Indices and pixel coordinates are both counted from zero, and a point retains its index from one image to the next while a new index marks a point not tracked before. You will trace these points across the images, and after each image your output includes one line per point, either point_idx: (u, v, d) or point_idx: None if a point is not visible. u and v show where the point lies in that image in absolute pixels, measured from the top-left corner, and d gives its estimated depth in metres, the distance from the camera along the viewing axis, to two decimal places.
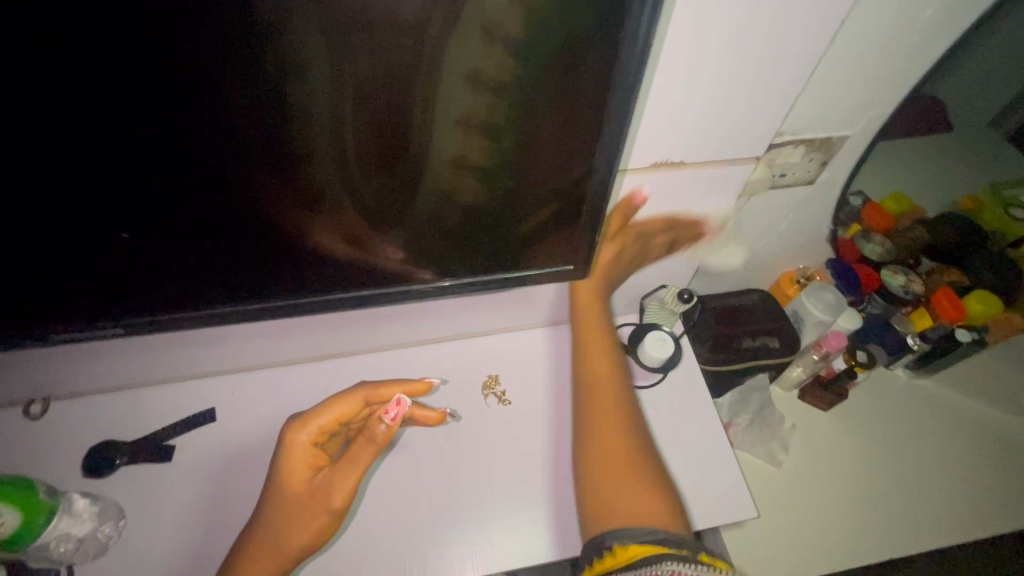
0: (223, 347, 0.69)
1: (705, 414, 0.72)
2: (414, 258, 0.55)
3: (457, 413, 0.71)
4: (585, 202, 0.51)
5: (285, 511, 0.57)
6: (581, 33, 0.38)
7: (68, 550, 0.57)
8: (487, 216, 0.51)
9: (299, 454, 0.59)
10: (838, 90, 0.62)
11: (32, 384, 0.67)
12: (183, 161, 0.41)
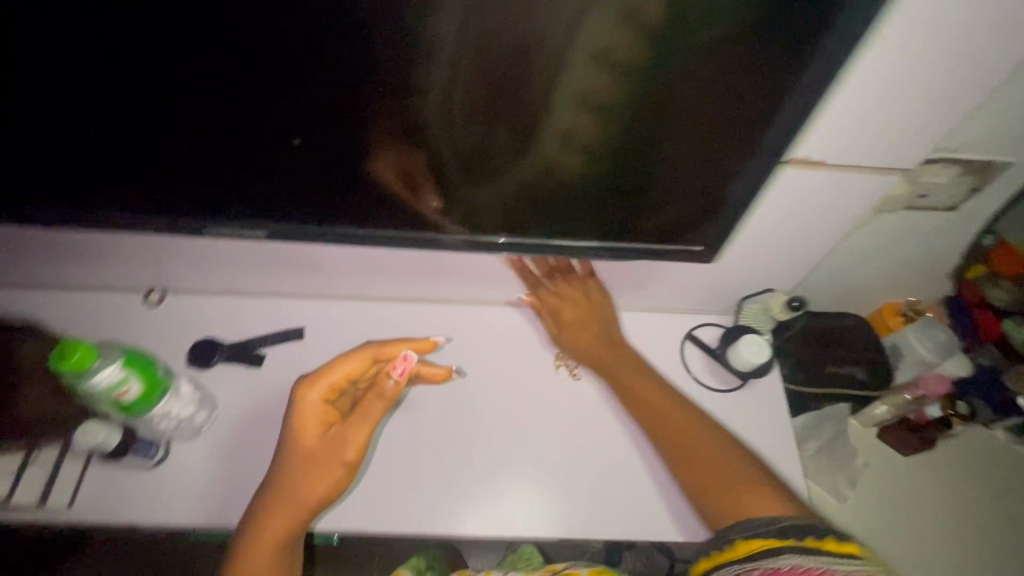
0: (322, 272, 0.73)
1: (782, 430, 0.69)
2: (458, 213, 0.56)
3: (462, 369, 0.72)
4: (662, 192, 0.53)
5: (300, 465, 0.58)
6: (720, 31, 0.40)
7: (168, 427, 0.62)
8: (562, 188, 0.53)
9: (310, 410, 0.59)
10: (1010, 113, 0.56)
11: (154, 274, 0.73)
12: (319, 85, 0.44)
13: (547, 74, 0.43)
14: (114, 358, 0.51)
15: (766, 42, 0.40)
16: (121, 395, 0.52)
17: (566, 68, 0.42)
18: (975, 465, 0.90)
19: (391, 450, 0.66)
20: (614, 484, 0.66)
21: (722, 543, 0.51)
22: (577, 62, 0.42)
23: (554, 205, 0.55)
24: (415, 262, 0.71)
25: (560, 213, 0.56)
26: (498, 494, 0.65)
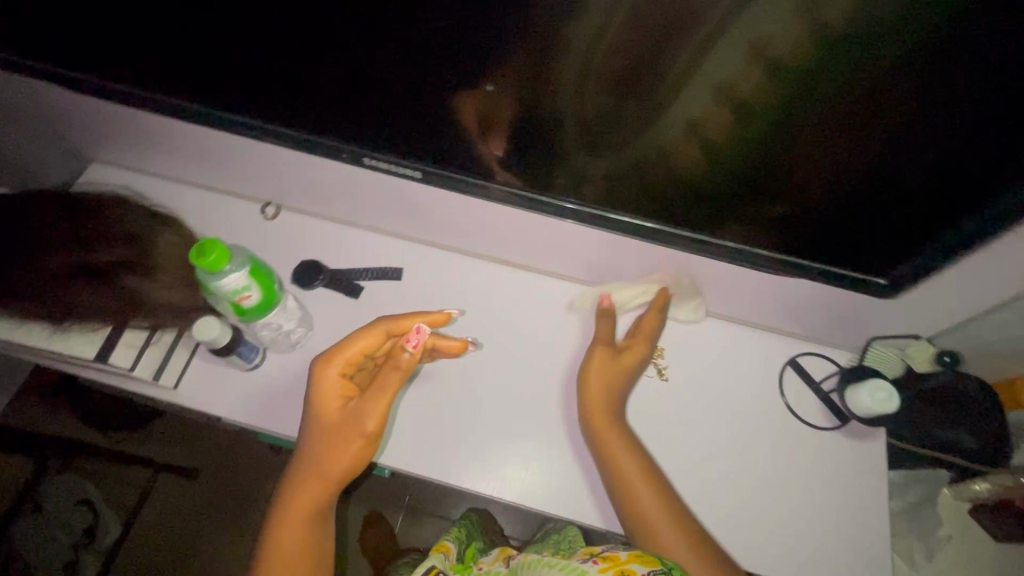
0: (430, 219, 0.73)
1: (875, 482, 0.65)
2: (525, 168, 0.55)
3: (479, 343, 0.72)
4: (764, 201, 0.52)
5: (325, 435, 0.61)
6: (896, 44, 0.38)
7: (270, 335, 0.65)
8: (661, 174, 0.52)
9: (330, 383, 0.61)
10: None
11: (274, 189, 0.76)
12: (480, 26, 0.43)
13: (693, 57, 0.42)
14: (242, 265, 0.53)
15: (950, 60, 0.38)
16: (242, 300, 0.54)
17: (714, 56, 0.41)
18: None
19: (454, 412, 0.68)
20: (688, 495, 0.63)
21: None
22: (729, 54, 0.41)
23: (737, 211, 0.53)
24: (524, 226, 0.69)
25: (728, 217, 0.54)
26: (568, 475, 0.65)
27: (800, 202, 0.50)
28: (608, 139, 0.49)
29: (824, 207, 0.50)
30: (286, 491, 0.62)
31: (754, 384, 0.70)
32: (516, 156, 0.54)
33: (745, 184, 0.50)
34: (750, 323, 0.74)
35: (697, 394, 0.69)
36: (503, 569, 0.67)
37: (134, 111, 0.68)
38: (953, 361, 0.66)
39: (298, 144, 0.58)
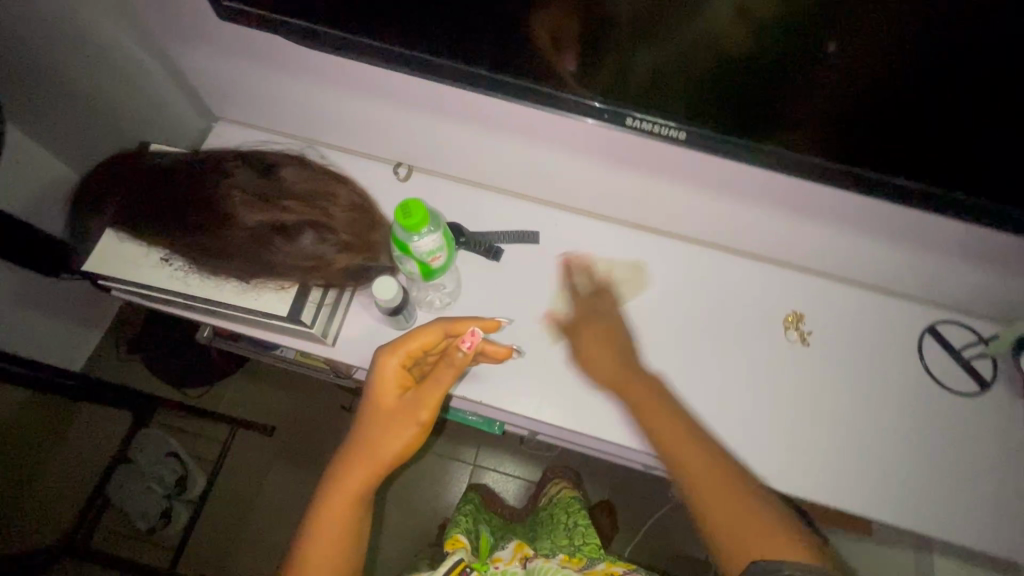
0: (572, 181, 0.73)
1: (1017, 445, 0.67)
2: (592, 79, 0.48)
3: (543, 330, 0.70)
4: (861, 95, 0.44)
5: (378, 423, 0.63)
6: None
7: (433, 297, 0.70)
8: (738, 76, 0.44)
9: (387, 375, 0.62)
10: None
11: (409, 150, 0.75)
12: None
13: None
14: (435, 228, 0.54)
15: None
16: (432, 261, 0.56)
17: None
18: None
19: (519, 377, 0.68)
20: (839, 456, 0.66)
21: None
22: None
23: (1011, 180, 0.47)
24: (676, 189, 0.68)
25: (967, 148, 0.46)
26: (752, 443, 0.66)
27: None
28: (903, 92, 0.43)
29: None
30: (332, 467, 0.63)
31: (895, 352, 0.70)
32: (642, 87, 0.48)
33: (833, 77, 0.43)
34: (889, 291, 0.74)
35: (838, 362, 0.70)
36: (520, 570, 0.75)
37: (275, 73, 0.66)
38: None
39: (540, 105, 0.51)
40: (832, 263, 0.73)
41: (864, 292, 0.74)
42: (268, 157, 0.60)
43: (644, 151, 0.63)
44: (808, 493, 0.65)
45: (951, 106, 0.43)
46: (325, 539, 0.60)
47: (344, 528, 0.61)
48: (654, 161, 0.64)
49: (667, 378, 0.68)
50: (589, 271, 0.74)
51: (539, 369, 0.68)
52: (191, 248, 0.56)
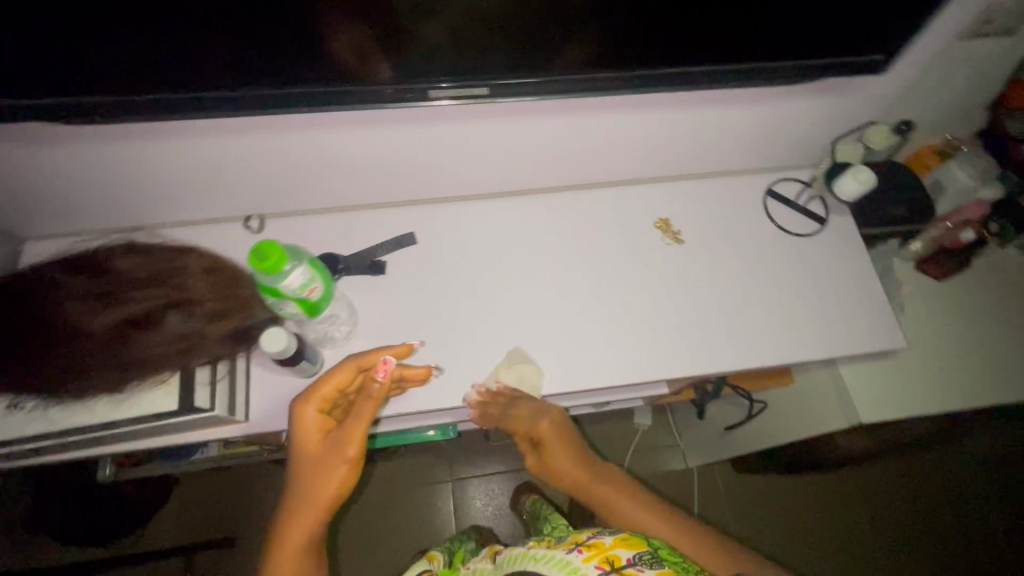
0: (424, 173, 0.74)
1: (859, 259, 0.79)
2: (384, 63, 0.53)
3: (450, 321, 0.71)
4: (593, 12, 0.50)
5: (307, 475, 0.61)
6: None
7: (330, 331, 0.66)
8: (494, 23, 0.50)
9: (307, 425, 0.61)
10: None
11: (252, 199, 0.73)
12: None
13: None
14: (299, 261, 0.52)
15: None
16: (308, 295, 0.54)
17: None
18: (1006, 277, 1.02)
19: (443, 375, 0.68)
20: (735, 324, 0.74)
21: None
22: None
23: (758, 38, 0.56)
24: (521, 146, 0.72)
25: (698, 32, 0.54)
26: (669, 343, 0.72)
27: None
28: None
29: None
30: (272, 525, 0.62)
31: (751, 219, 0.80)
32: (429, 58, 0.53)
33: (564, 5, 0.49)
34: (725, 172, 0.84)
35: (708, 245, 0.78)
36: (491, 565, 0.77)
37: (68, 165, 0.61)
38: (908, 127, 0.74)
39: (359, 103, 0.56)
40: (675, 166, 0.81)
41: (709, 180, 0.82)
42: (95, 253, 0.54)
43: (477, 121, 0.66)
44: (725, 364, 0.72)
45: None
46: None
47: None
48: (490, 127, 0.67)
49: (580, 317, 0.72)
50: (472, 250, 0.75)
51: (459, 358, 0.69)
52: (39, 375, 0.50)
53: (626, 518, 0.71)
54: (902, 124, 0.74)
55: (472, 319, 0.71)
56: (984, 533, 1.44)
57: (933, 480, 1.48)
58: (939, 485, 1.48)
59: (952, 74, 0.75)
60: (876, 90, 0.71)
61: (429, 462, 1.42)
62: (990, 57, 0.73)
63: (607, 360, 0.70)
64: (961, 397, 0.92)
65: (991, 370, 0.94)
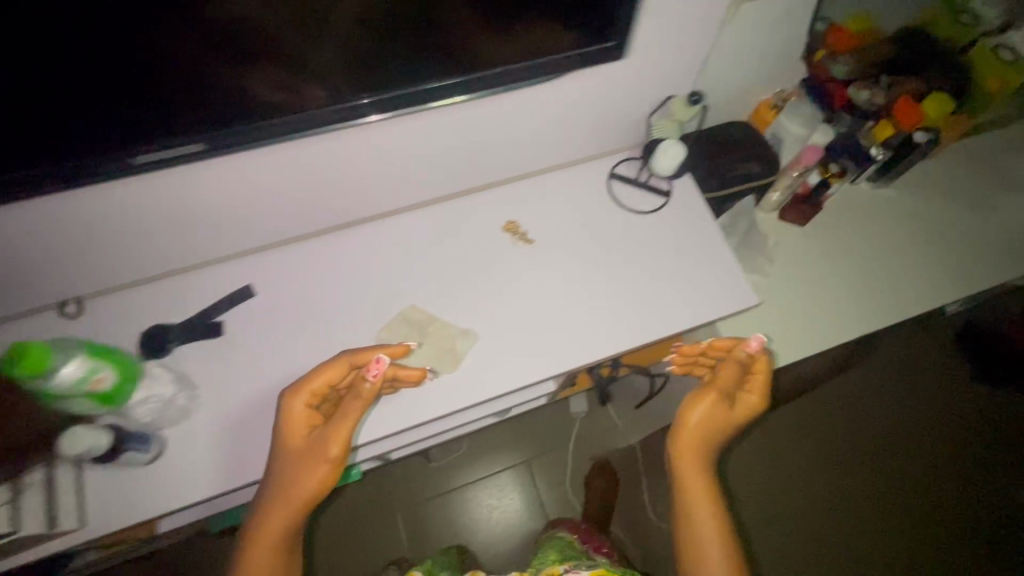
0: (252, 221, 0.71)
1: (703, 226, 0.81)
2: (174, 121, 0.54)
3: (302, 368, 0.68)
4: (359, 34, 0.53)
5: (283, 473, 0.58)
6: None
7: (152, 413, 0.63)
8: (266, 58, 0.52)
9: (295, 415, 0.60)
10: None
11: (61, 283, 0.68)
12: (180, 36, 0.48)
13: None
14: (75, 354, 0.56)
15: None
16: (98, 386, 0.58)
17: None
18: (861, 214, 1.07)
19: None
20: (592, 314, 0.75)
21: None
22: None
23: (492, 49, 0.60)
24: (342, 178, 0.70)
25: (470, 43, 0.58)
26: (526, 347, 0.72)
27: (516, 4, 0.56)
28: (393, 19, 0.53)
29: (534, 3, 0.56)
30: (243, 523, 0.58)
31: (596, 206, 0.81)
32: (212, 104, 0.54)
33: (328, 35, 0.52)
34: (567, 165, 0.84)
35: (558, 239, 0.78)
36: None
37: None
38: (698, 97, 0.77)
39: (119, 178, 0.56)
40: (512, 168, 0.81)
41: (549, 176, 0.83)
42: None
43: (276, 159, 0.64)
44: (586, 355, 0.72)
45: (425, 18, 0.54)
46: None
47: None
48: (298, 164, 0.65)
49: (439, 337, 0.71)
50: (318, 290, 0.73)
51: None
52: None
53: (685, 508, 0.62)
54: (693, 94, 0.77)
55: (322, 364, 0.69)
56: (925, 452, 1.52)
57: (873, 408, 1.55)
58: (882, 414, 1.55)
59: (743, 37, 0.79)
60: (679, 61, 0.73)
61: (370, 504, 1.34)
62: (771, 15, 0.77)
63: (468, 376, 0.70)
64: (836, 334, 0.95)
65: (859, 304, 0.98)
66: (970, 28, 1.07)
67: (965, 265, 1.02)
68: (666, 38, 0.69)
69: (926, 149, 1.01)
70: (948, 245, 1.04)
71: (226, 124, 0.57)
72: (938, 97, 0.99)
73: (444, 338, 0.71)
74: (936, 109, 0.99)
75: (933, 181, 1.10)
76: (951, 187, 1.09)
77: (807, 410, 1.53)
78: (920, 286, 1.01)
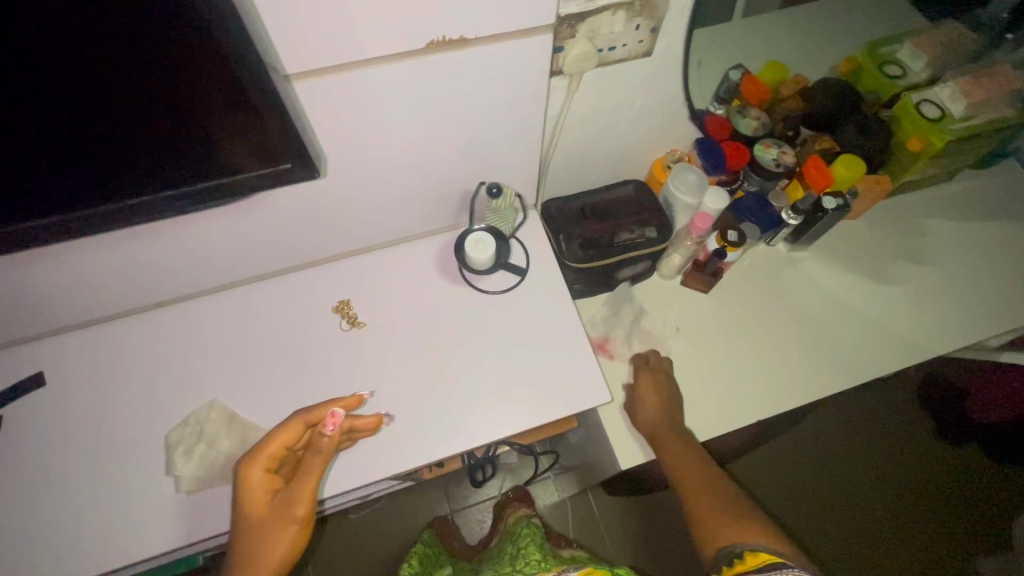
0: (37, 311, 0.66)
1: (555, 309, 0.73)
2: None
3: (81, 470, 0.63)
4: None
5: (252, 542, 0.55)
6: None
7: None
8: None
9: (251, 486, 0.57)
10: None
11: None
12: None
13: None
14: None
15: None
16: None
17: None
18: (773, 278, 0.97)
19: (64, 540, 0.60)
20: (417, 412, 0.67)
21: (734, 559, 0.60)
22: None
23: (154, 168, 0.49)
24: (127, 267, 0.64)
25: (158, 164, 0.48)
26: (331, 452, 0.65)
27: (126, 120, 0.43)
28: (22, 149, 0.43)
29: (154, 118, 0.44)
30: None
31: (439, 286, 0.74)
32: None
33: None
34: (416, 237, 0.78)
35: (390, 324, 0.72)
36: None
37: None
38: (501, 189, 0.70)
39: None
40: (345, 245, 0.74)
41: (394, 250, 0.77)
42: None
43: (31, 261, 0.58)
44: (401, 461, 0.64)
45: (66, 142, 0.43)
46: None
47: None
48: (66, 256, 0.59)
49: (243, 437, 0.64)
50: (117, 380, 0.68)
51: (86, 515, 0.61)
52: None
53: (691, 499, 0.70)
54: (496, 184, 0.70)
55: (101, 471, 0.63)
56: (917, 492, 1.37)
57: (858, 445, 1.41)
58: (869, 452, 1.40)
59: (595, 108, 0.72)
60: (511, 135, 0.66)
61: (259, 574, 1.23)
62: (622, 87, 0.70)
63: None
64: (731, 419, 0.85)
65: (761, 383, 0.88)
66: (896, 80, 0.98)
67: (885, 341, 0.92)
68: (481, 121, 0.62)
69: (837, 215, 0.91)
70: (868, 317, 0.94)
71: None
72: (849, 158, 0.92)
73: (236, 443, 0.64)
74: (845, 171, 0.91)
75: (853, 244, 1.01)
76: (871, 252, 1.01)
77: (784, 446, 1.40)
78: (834, 362, 0.90)
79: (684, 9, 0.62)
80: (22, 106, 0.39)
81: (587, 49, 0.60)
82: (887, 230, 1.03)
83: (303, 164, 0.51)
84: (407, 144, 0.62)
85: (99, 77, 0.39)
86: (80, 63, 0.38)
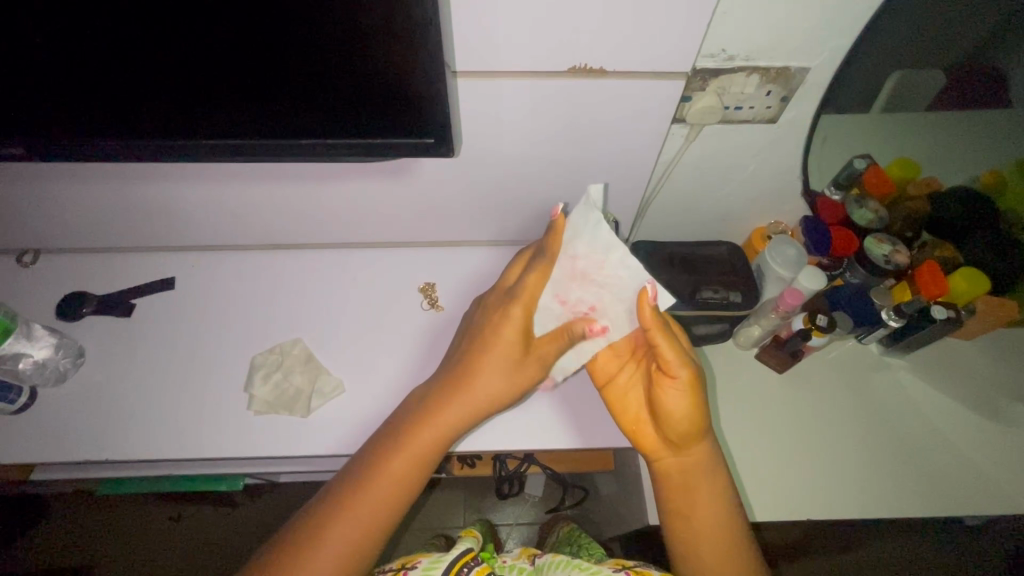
0: (185, 226, 0.77)
1: None
2: None
3: (178, 366, 0.72)
4: (194, 89, 0.49)
5: (495, 372, 0.60)
6: None
7: (32, 368, 0.68)
8: (110, 94, 0.49)
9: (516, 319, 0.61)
10: (797, 24, 0.56)
11: (25, 238, 0.77)
12: None
13: None
14: None
15: None
16: None
17: None
18: (860, 378, 0.91)
19: (147, 424, 0.68)
20: None
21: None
22: None
23: (310, 120, 0.52)
24: (261, 209, 0.74)
25: (311, 111, 0.51)
26: (383, 413, 0.69)
27: (297, 75, 0.48)
28: (219, 85, 0.49)
29: (321, 74, 0.48)
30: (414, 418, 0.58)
31: None
32: None
33: (159, 85, 0.49)
34: (505, 243, 0.84)
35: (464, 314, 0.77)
36: (529, 566, 0.72)
37: None
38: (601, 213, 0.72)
39: (57, 172, 0.65)
40: (443, 234, 0.82)
41: (484, 250, 0.83)
42: None
43: (197, 183, 0.68)
44: None
45: (249, 81, 0.48)
46: (382, 489, 0.55)
47: (407, 473, 0.56)
48: (223, 188, 0.69)
49: (314, 378, 0.71)
50: (226, 300, 0.78)
51: (170, 408, 0.69)
52: None
53: (668, 493, 0.61)
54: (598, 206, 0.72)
55: (192, 372, 0.72)
56: None
57: None
58: None
59: (707, 161, 0.74)
60: (620, 165, 0.70)
61: (275, 518, 1.26)
62: (738, 147, 0.71)
63: (318, 426, 0.69)
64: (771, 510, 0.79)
65: (827, 484, 0.81)
66: None
67: (976, 478, 0.83)
68: (597, 147, 0.67)
69: (946, 328, 0.85)
70: (959, 447, 0.86)
71: (68, 154, 0.54)
72: (970, 272, 0.86)
73: (306, 381, 0.70)
74: (964, 285, 0.86)
75: (958, 365, 0.93)
76: (975, 379, 0.92)
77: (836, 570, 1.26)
78: (915, 484, 0.82)
79: (819, 85, 0.64)
80: (235, 49, 0.45)
81: (713, 105, 0.63)
82: (1000, 360, 0.93)
83: (444, 139, 0.52)
84: (526, 155, 0.67)
85: (297, 28, 0.44)
86: (285, 18, 0.43)
